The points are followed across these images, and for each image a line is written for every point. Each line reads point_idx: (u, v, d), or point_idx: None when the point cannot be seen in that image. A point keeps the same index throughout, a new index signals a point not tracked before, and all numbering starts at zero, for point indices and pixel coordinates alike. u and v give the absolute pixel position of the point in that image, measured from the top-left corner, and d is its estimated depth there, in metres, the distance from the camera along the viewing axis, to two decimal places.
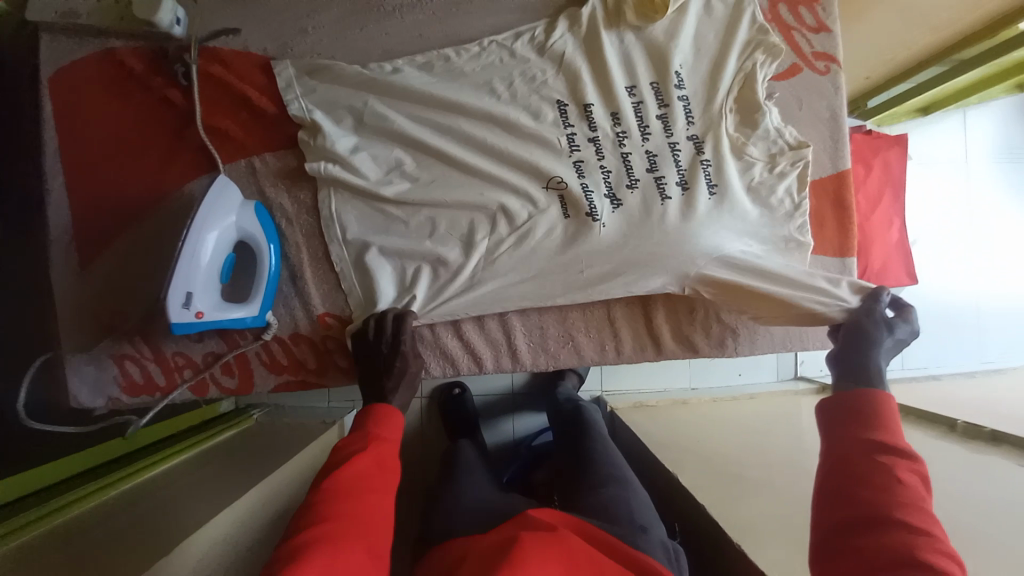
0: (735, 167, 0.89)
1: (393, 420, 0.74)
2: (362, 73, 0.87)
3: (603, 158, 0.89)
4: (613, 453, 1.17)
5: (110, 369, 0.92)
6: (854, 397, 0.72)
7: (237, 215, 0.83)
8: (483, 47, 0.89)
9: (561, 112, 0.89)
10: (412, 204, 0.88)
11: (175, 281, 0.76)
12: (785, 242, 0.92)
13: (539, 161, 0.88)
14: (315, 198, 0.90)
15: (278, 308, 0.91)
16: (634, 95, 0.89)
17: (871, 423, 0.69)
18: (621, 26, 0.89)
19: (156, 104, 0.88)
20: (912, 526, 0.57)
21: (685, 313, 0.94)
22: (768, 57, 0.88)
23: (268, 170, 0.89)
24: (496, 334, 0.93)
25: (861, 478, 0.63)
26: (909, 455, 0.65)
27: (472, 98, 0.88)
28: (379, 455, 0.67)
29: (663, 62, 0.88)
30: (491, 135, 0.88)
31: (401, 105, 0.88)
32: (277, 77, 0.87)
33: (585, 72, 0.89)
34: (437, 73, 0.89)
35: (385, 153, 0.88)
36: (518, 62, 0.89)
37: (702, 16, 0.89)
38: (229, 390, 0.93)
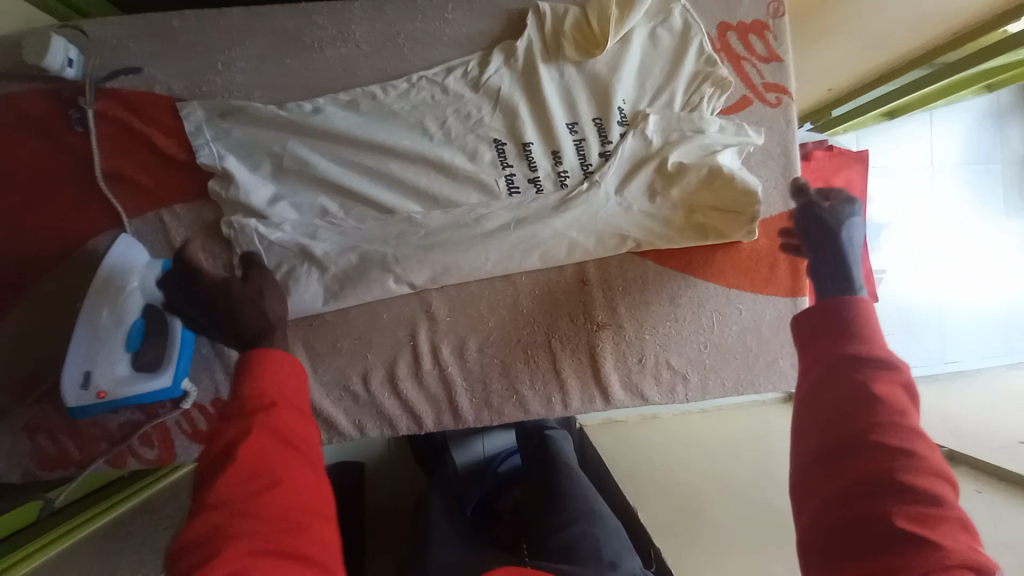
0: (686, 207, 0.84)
1: (273, 369, 0.57)
2: (279, 114, 0.80)
3: (545, 201, 0.83)
4: (579, 482, 1.11)
5: (22, 443, 0.84)
6: (835, 312, 0.61)
7: (141, 279, 0.76)
8: (412, 84, 0.82)
9: (498, 152, 0.82)
10: (341, 255, 0.82)
11: (71, 362, 0.73)
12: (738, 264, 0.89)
13: (478, 207, 0.83)
14: (232, 253, 0.83)
15: (198, 373, 0.85)
16: (576, 131, 0.82)
17: (851, 334, 0.59)
18: (561, 60, 0.82)
19: (50, 152, 0.79)
20: (893, 451, 0.51)
21: (636, 360, 0.90)
22: (715, 91, 0.82)
23: (183, 225, 0.83)
24: (436, 389, 0.88)
25: (841, 402, 0.55)
26: (894, 366, 0.56)
27: (402, 138, 0.80)
28: (274, 429, 0.52)
29: (607, 97, 0.82)
30: (424, 179, 0.81)
31: (324, 148, 0.80)
32: (184, 120, 0.79)
33: (524, 108, 0.81)
34: (363, 111, 0.81)
35: (310, 199, 0.82)
36: (451, 99, 0.82)
37: (648, 47, 0.83)
38: (150, 461, 0.86)
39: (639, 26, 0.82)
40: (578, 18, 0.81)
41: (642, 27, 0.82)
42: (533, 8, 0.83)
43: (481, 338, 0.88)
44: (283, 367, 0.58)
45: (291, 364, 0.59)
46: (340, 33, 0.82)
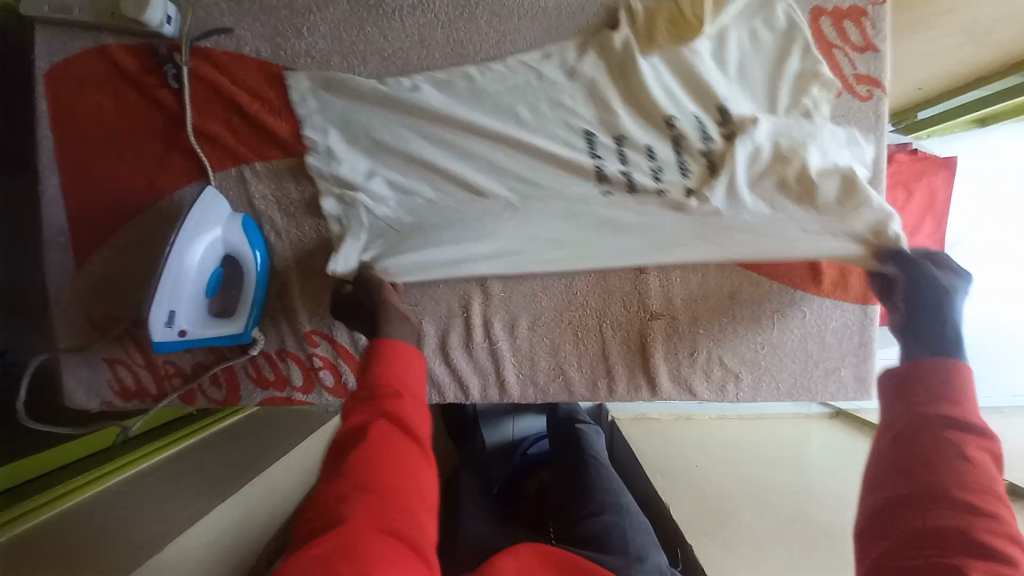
0: (803, 217, 0.77)
1: (410, 364, 0.64)
2: (380, 87, 0.82)
3: (637, 195, 0.79)
4: (607, 471, 1.10)
5: (104, 372, 0.91)
6: (926, 368, 0.59)
7: (223, 229, 0.80)
8: (508, 67, 0.82)
9: (589, 143, 0.80)
10: (425, 233, 0.82)
11: (157, 300, 0.73)
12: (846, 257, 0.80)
13: (566, 196, 0.80)
14: (312, 215, 0.86)
15: (266, 323, 0.89)
16: (677, 124, 0.78)
17: (937, 395, 0.56)
18: (657, 52, 0.79)
19: (147, 105, 0.85)
20: (970, 512, 0.48)
21: (688, 354, 0.88)
22: (821, 91, 0.78)
23: (261, 181, 0.86)
24: (485, 362, 0.90)
25: (923, 462, 0.52)
26: (983, 432, 0.54)
27: (494, 121, 0.80)
28: (393, 412, 0.58)
29: (707, 92, 0.77)
30: (511, 162, 0.81)
31: (417, 125, 0.82)
32: (290, 89, 0.83)
33: (619, 98, 0.80)
34: (456, 92, 0.82)
35: (401, 175, 0.83)
36: (545, 85, 0.81)
37: (746, 46, 0.79)
38: (217, 401, 0.92)
39: (734, 22, 0.79)
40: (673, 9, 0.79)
41: (739, 24, 0.79)
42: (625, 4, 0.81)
43: (532, 316, 0.88)
44: (416, 366, 0.65)
45: (419, 363, 0.66)
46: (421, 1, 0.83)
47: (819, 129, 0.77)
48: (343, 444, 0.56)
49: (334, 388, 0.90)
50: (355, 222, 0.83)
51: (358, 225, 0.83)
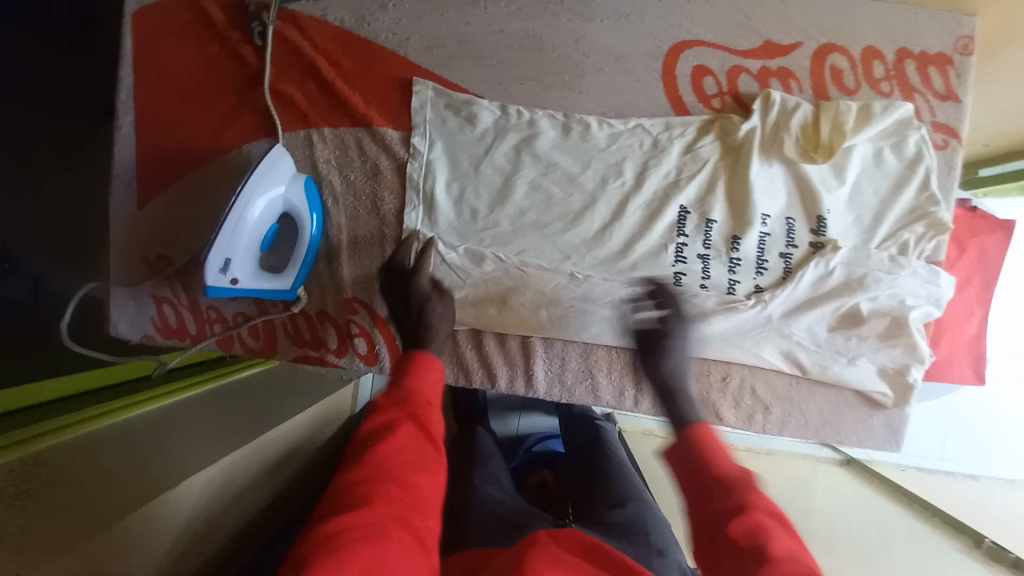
0: (863, 331, 0.85)
1: (436, 372, 0.69)
2: (501, 117, 0.86)
3: (709, 273, 0.85)
4: (623, 468, 1.06)
5: (149, 309, 0.93)
6: (687, 456, 0.59)
7: (286, 187, 0.82)
8: (628, 127, 0.85)
9: (680, 219, 0.85)
10: (506, 271, 0.88)
11: (215, 247, 0.75)
12: (883, 371, 0.87)
13: (638, 263, 0.86)
14: (377, 198, 0.88)
15: (311, 284, 0.91)
16: (767, 225, 0.84)
17: (708, 481, 0.55)
18: (776, 155, 0.83)
19: (228, 58, 0.87)
20: None
21: (719, 378, 0.88)
22: (925, 230, 0.82)
23: (326, 147, 0.88)
24: (516, 354, 0.91)
25: (738, 561, 0.47)
26: (741, 503, 0.51)
27: (595, 177, 0.86)
28: (423, 419, 0.61)
29: (811, 199, 0.83)
30: (599, 219, 0.86)
31: (528, 167, 0.86)
32: (415, 95, 0.85)
33: (723, 184, 0.84)
34: (570, 143, 0.86)
35: (489, 231, 0.88)
36: (656, 153, 0.85)
37: (869, 164, 0.83)
38: (251, 351, 0.94)
39: (866, 142, 0.83)
40: (808, 119, 0.83)
41: (870, 144, 0.83)
42: (765, 93, 0.83)
43: (569, 316, 0.88)
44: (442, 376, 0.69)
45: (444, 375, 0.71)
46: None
47: (901, 270, 0.82)
48: (372, 436, 0.59)
49: (366, 356, 0.91)
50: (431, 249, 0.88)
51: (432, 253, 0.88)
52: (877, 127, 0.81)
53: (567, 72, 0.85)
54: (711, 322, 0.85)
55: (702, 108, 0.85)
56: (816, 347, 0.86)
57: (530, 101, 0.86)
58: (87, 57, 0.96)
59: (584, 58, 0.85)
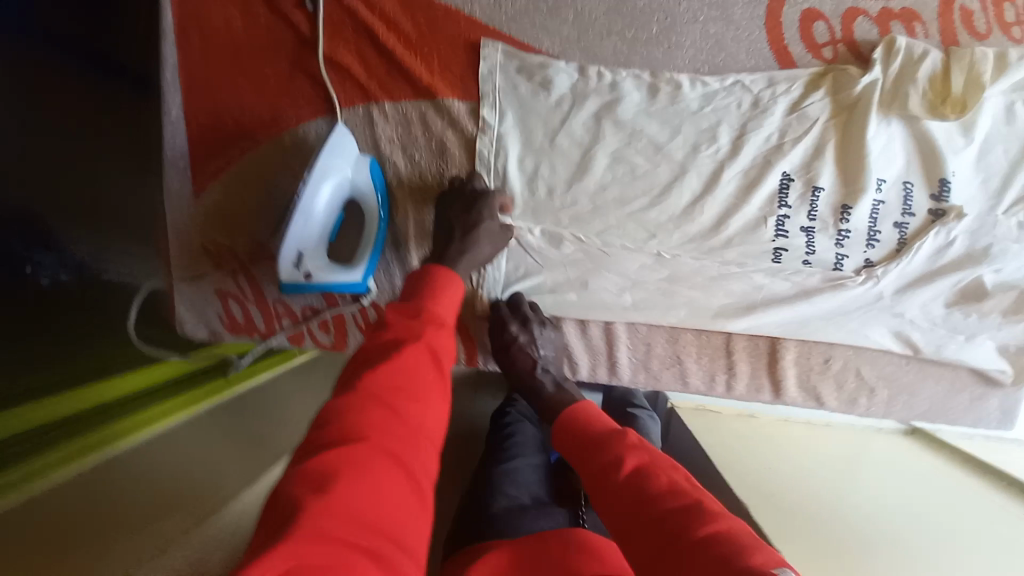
0: (983, 310, 0.76)
1: (449, 291, 0.65)
2: (579, 83, 0.77)
3: (813, 249, 0.77)
4: (699, 452, 0.95)
5: (214, 303, 0.91)
6: (579, 426, 0.63)
7: (353, 170, 0.76)
8: (724, 87, 0.76)
9: (782, 187, 0.77)
10: (584, 251, 0.81)
11: (288, 241, 0.72)
12: (1003, 349, 0.78)
13: (732, 238, 0.78)
14: (445, 178, 0.81)
15: (379, 273, 0.86)
16: (881, 191, 0.75)
17: (597, 442, 0.59)
18: (897, 112, 0.73)
19: (277, 26, 0.79)
20: (675, 509, 0.46)
21: (819, 360, 0.82)
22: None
23: (388, 123, 0.81)
24: (597, 341, 0.86)
25: (635, 494, 0.50)
26: (631, 442, 0.56)
27: (685, 145, 0.78)
28: (433, 342, 0.57)
29: (933, 161, 0.73)
30: (689, 191, 0.78)
31: (608, 138, 0.78)
32: (483, 61, 0.77)
33: (832, 147, 0.75)
34: (658, 108, 0.77)
35: (567, 210, 0.81)
36: (756, 115, 0.76)
37: (1003, 120, 0.72)
38: (325, 345, 0.92)
39: (1001, 93, 0.72)
40: (936, 67, 0.72)
41: (1004, 95, 0.72)
42: (887, 40, 0.73)
43: (655, 299, 0.82)
44: (455, 298, 0.65)
45: (459, 296, 0.67)
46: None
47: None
48: (369, 355, 0.54)
49: None
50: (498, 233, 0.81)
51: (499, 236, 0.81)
52: (1013, 78, 0.71)
53: (656, 25, 0.75)
54: (814, 301, 0.78)
55: (812, 61, 0.75)
56: (931, 325, 0.78)
57: (614, 61, 0.77)
58: (127, 38, 0.91)
59: (677, 7, 0.75)
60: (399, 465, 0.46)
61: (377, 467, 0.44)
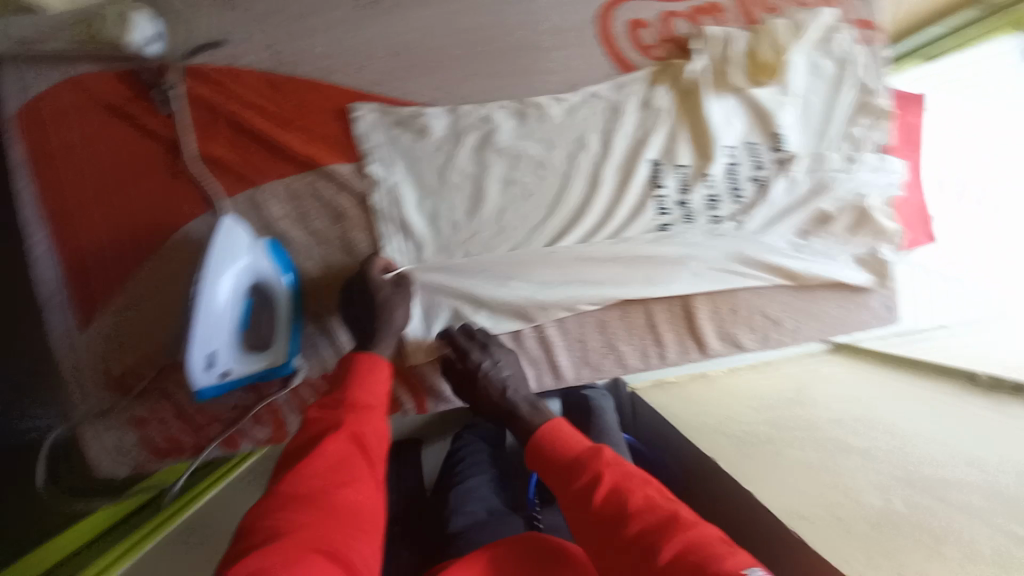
0: (839, 233, 0.88)
1: (375, 376, 0.66)
2: (454, 122, 0.82)
3: (694, 221, 0.87)
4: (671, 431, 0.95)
5: (132, 433, 0.84)
6: (553, 439, 0.63)
7: (249, 256, 0.75)
8: (580, 99, 0.84)
9: (653, 172, 0.86)
10: (498, 271, 0.85)
11: (195, 345, 0.68)
12: (860, 260, 0.90)
13: (625, 224, 0.86)
14: (348, 240, 0.82)
15: (305, 350, 0.84)
16: (733, 155, 0.86)
17: (575, 456, 0.60)
18: (726, 89, 0.84)
19: (140, 136, 0.80)
20: (655, 527, 0.49)
21: (730, 311, 0.90)
22: (871, 121, 0.85)
23: (276, 202, 0.81)
24: (535, 351, 0.89)
25: (616, 513, 0.52)
26: (604, 457, 0.58)
27: (560, 155, 0.85)
28: (357, 430, 0.60)
29: (767, 120, 0.85)
30: (579, 192, 0.86)
31: (495, 164, 0.84)
32: (358, 122, 0.80)
33: (682, 127, 0.85)
34: (530, 128, 0.84)
35: (474, 240, 0.84)
36: (613, 116, 0.85)
37: (809, 75, 0.86)
38: (263, 441, 0.86)
39: (803, 54, 0.84)
40: (745, 45, 0.84)
41: (806, 54, 0.85)
42: (700, 31, 0.85)
43: (574, 299, 0.86)
44: (382, 381, 0.67)
45: (387, 377, 0.69)
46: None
47: (857, 165, 0.86)
48: (294, 456, 0.57)
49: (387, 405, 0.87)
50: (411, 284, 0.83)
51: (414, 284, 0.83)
52: (808, 40, 0.84)
53: (506, 56, 0.83)
54: (705, 259, 0.87)
55: (645, 61, 0.86)
56: (806, 255, 0.88)
57: (480, 97, 0.83)
58: None
59: (522, 38, 0.83)
60: (327, 557, 0.48)
61: (303, 564, 0.46)
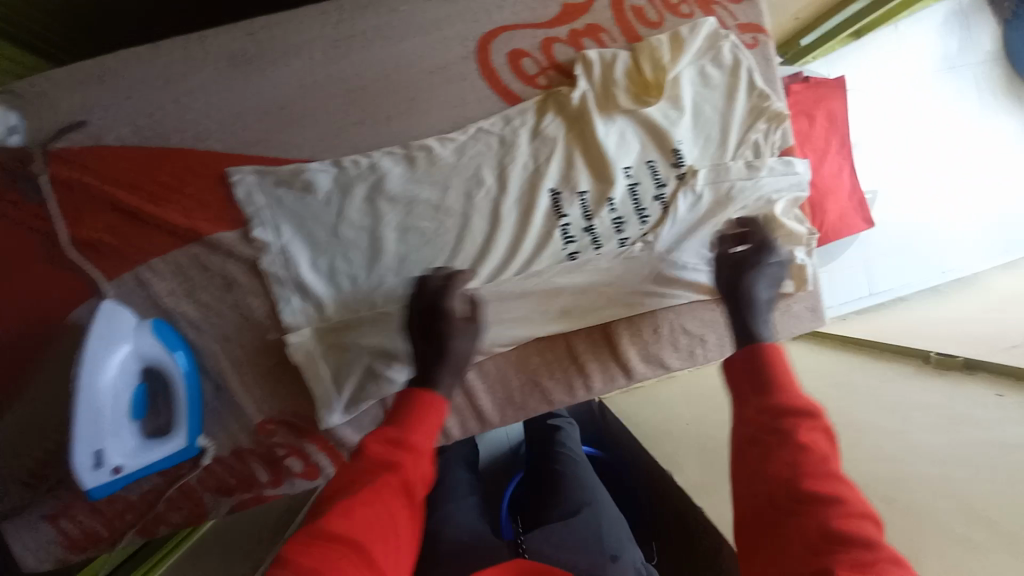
0: None
1: (432, 416, 0.60)
2: (338, 173, 0.79)
3: (602, 246, 0.84)
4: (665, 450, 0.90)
5: (46, 531, 0.81)
6: (763, 367, 0.65)
7: (134, 341, 0.73)
8: (469, 135, 0.82)
9: (554, 201, 0.84)
10: (404, 320, 0.81)
11: (79, 443, 0.67)
12: None
13: (534, 256, 0.83)
14: (242, 308, 0.79)
15: (211, 427, 0.80)
16: (631, 175, 0.84)
17: (774, 395, 0.62)
18: (614, 110, 0.83)
19: (8, 226, 0.76)
20: (819, 501, 0.50)
21: (651, 332, 0.89)
22: (767, 126, 0.85)
23: (165, 278, 0.78)
24: (456, 399, 0.86)
25: (786, 466, 0.54)
26: (813, 413, 0.58)
27: (457, 194, 0.82)
28: (409, 474, 0.54)
29: (661, 136, 0.83)
30: (481, 229, 0.83)
31: (388, 211, 0.80)
32: (237, 186, 0.77)
33: (577, 153, 0.84)
34: (420, 172, 0.81)
35: (377, 291, 0.80)
36: (505, 149, 0.83)
37: (699, 86, 0.84)
38: (182, 524, 0.84)
39: (688, 66, 0.84)
40: (628, 63, 0.83)
41: (692, 66, 0.84)
42: (581, 53, 0.83)
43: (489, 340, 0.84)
44: (434, 421, 0.60)
45: (440, 419, 0.61)
46: (295, 41, 0.80)
47: (759, 172, 0.84)
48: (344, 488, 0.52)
49: (305, 472, 0.82)
50: (310, 347, 0.79)
51: (315, 346, 0.79)
52: (692, 51, 0.83)
53: (387, 98, 0.81)
54: (619, 283, 0.85)
55: (531, 90, 0.84)
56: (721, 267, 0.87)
57: (364, 146, 0.80)
58: None
59: (401, 80, 0.81)
60: None
61: None
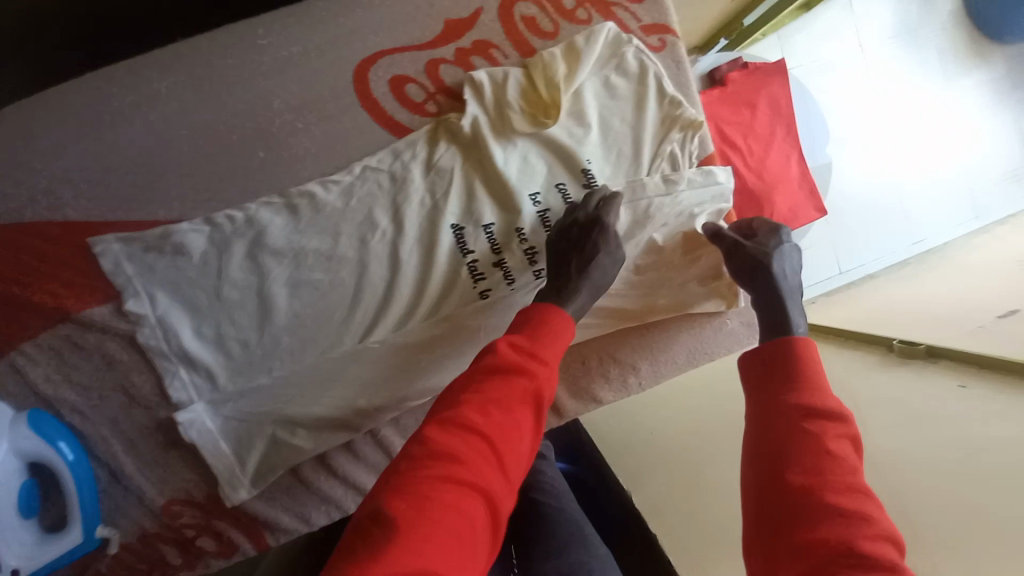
0: (674, 260, 0.80)
1: (559, 334, 0.57)
2: (214, 233, 0.73)
3: (515, 280, 0.77)
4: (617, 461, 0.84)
5: None
6: (783, 359, 0.60)
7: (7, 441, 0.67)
8: (356, 176, 0.76)
9: (457, 238, 0.76)
10: (305, 383, 0.74)
11: None
12: (706, 283, 0.82)
13: (442, 298, 0.77)
14: (128, 387, 0.73)
15: (111, 516, 0.75)
16: (540, 201, 0.76)
17: (797, 386, 0.57)
18: (512, 133, 0.76)
19: None
20: (844, 517, 0.45)
21: (578, 364, 0.85)
22: (682, 135, 0.78)
23: (38, 363, 0.72)
24: (375, 457, 0.82)
25: (814, 462, 0.50)
26: (840, 414, 0.54)
27: (350, 240, 0.75)
28: (535, 386, 0.52)
29: (567, 156, 0.76)
30: (381, 274, 0.75)
31: (274, 267, 0.73)
32: (102, 257, 0.71)
33: (477, 183, 0.77)
34: (305, 222, 0.74)
35: (272, 354, 0.74)
36: (398, 186, 0.76)
37: (604, 97, 0.77)
38: None
39: (590, 77, 0.77)
40: (521, 82, 0.77)
41: (594, 77, 0.77)
42: (470, 75, 0.77)
43: (402, 393, 0.78)
44: (563, 342, 0.58)
45: (567, 340, 0.59)
46: (148, 90, 0.73)
47: (679, 187, 0.76)
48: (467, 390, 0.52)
49: (220, 550, 0.78)
50: (207, 422, 0.74)
51: (213, 422, 0.74)
52: (590, 61, 0.76)
53: (259, 145, 0.75)
54: None
55: (419, 119, 0.78)
56: (644, 295, 0.81)
57: (239, 200, 0.74)
58: None
59: (274, 124, 0.75)
60: (468, 518, 0.43)
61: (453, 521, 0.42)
